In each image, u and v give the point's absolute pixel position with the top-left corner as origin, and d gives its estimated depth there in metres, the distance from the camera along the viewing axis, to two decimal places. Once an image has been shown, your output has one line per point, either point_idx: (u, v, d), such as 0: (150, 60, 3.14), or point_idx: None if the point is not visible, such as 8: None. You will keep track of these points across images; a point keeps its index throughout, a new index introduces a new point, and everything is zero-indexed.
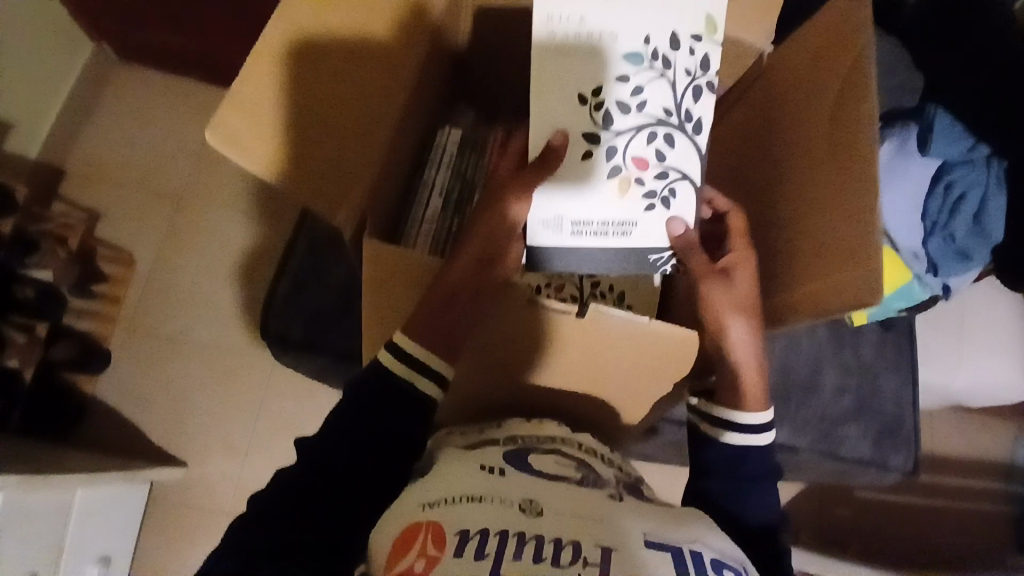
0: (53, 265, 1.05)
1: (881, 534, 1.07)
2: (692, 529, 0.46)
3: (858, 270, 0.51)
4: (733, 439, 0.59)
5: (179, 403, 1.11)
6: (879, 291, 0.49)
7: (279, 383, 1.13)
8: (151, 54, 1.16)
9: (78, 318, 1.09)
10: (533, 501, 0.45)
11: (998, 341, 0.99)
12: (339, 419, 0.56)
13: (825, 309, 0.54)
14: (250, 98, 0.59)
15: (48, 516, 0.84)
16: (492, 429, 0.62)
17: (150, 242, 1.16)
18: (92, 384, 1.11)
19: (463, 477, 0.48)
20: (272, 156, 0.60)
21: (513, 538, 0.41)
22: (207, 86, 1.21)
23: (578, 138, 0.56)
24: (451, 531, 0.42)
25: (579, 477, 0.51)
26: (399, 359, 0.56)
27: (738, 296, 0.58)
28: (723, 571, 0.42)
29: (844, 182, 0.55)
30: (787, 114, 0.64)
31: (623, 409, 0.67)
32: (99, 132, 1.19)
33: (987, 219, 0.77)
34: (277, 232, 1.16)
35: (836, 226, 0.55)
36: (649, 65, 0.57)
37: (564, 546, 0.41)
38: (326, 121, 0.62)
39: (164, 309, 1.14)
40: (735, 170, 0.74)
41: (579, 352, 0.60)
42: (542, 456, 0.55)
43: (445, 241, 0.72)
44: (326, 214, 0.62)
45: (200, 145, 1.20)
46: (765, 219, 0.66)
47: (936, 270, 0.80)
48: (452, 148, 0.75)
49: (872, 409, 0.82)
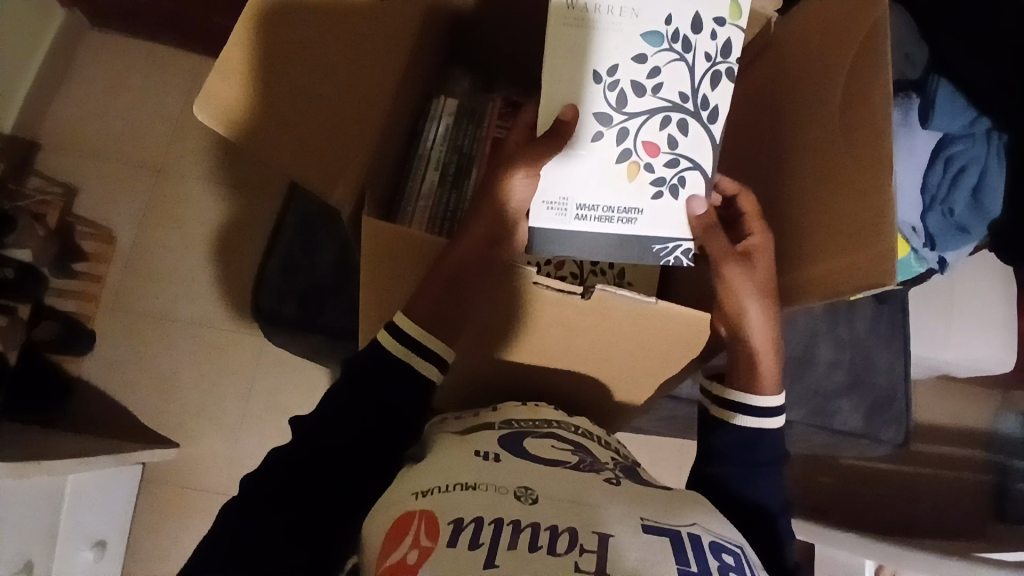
0: (31, 242, 1.03)
1: (869, 503, 1.10)
2: (690, 513, 0.46)
3: (872, 251, 0.51)
4: (744, 422, 0.59)
5: (168, 383, 1.10)
6: (892, 272, 0.49)
7: (271, 362, 1.11)
8: (126, 19, 1.11)
9: (62, 298, 1.08)
10: (528, 488, 0.45)
11: (988, 315, 1.01)
12: (335, 399, 0.56)
13: (835, 290, 0.53)
14: (241, 65, 0.56)
15: (40, 502, 0.83)
16: (487, 412, 0.62)
17: (131, 219, 1.13)
18: (77, 364, 1.08)
19: (458, 465, 0.48)
20: (265, 129, 0.58)
21: (508, 526, 0.40)
22: (187, 53, 1.17)
23: (589, 116, 0.55)
24: (445, 518, 0.42)
25: (576, 461, 0.51)
26: (396, 338, 0.57)
27: (749, 282, 0.58)
28: (722, 554, 0.42)
29: (857, 161, 0.54)
30: (798, 90, 0.63)
31: (621, 389, 0.67)
32: (74, 102, 1.15)
33: (985, 192, 0.78)
34: (264, 206, 1.12)
35: (848, 206, 0.54)
36: (667, 47, 0.55)
37: (560, 533, 0.40)
38: (319, 96, 0.60)
39: (150, 287, 1.11)
40: (740, 142, 0.72)
41: (579, 335, 0.59)
42: (539, 440, 0.54)
43: (443, 220, 0.70)
44: (322, 191, 0.59)
45: (180, 117, 1.15)
46: (773, 196, 0.65)
47: (933, 244, 0.81)
48: (448, 120, 0.73)
49: (864, 384, 0.83)
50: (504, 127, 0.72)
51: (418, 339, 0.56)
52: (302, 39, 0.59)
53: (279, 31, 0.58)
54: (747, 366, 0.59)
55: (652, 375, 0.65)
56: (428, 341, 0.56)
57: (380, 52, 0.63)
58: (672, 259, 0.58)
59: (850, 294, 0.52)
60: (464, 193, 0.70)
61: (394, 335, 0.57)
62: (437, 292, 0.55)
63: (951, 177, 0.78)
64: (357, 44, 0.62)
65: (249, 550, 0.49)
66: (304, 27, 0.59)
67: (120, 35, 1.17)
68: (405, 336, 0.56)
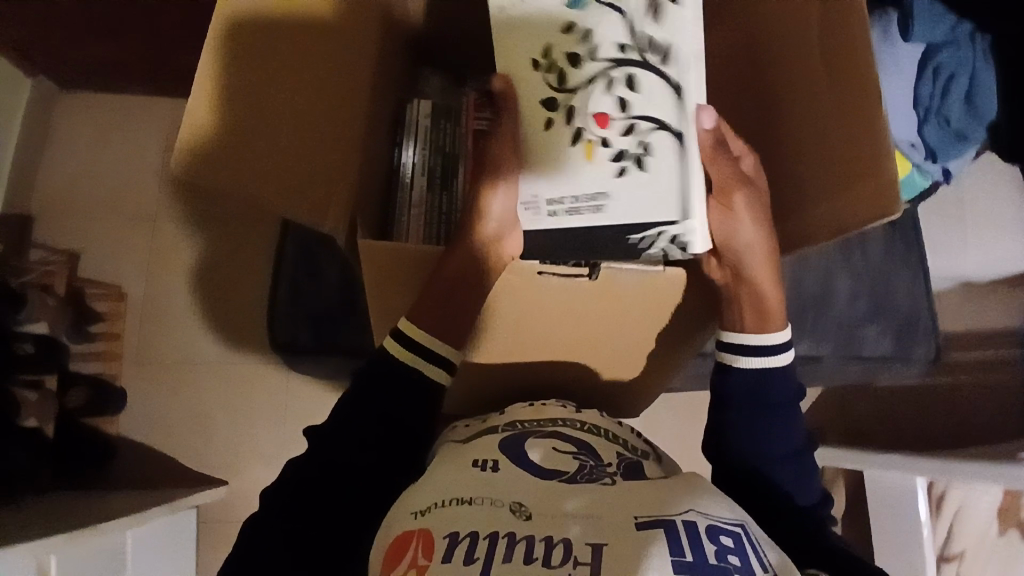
0: (45, 314, 1.03)
1: (908, 423, 1.09)
2: (685, 499, 0.48)
3: (875, 181, 0.50)
4: (747, 362, 0.61)
5: (203, 427, 1.12)
6: (896, 198, 0.49)
7: (298, 387, 1.12)
8: (92, 76, 1.11)
9: (82, 361, 1.08)
10: (522, 505, 0.47)
11: (1002, 216, 0.98)
12: (342, 409, 0.60)
13: (841, 227, 0.53)
14: (209, 106, 0.56)
15: (104, 563, 0.85)
16: (494, 416, 0.64)
17: (137, 273, 1.14)
18: (114, 423, 1.11)
19: (456, 478, 0.51)
20: (241, 168, 0.57)
21: (503, 539, 0.44)
22: (157, 99, 1.17)
23: (534, 98, 0.58)
24: (439, 534, 0.45)
25: (574, 470, 0.53)
26: (408, 348, 0.60)
27: (746, 221, 0.58)
28: (720, 536, 0.44)
29: (843, 93, 0.53)
30: (768, 30, 0.62)
31: (612, 369, 0.69)
32: (58, 168, 1.15)
33: (976, 96, 0.77)
34: (262, 236, 1.13)
35: (842, 137, 0.54)
36: (598, 13, 0.57)
37: (555, 545, 0.43)
38: (289, 122, 0.59)
39: (168, 335, 1.13)
40: (712, 93, 0.70)
41: (576, 319, 0.62)
42: (541, 441, 0.57)
43: (440, 224, 0.70)
44: (314, 222, 0.59)
45: (164, 163, 1.16)
46: (761, 141, 0.64)
47: (935, 156, 0.79)
48: (424, 121, 0.73)
49: (886, 309, 0.82)
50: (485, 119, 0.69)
51: (430, 344, 0.59)
52: (259, 68, 0.58)
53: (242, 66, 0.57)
54: (754, 309, 0.60)
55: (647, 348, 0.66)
56: (437, 347, 0.60)
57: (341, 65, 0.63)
58: (655, 250, 0.57)
59: (860, 227, 0.52)
60: (454, 194, 0.70)
61: (407, 348, 0.60)
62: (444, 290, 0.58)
63: (942, 86, 0.77)
64: (318, 69, 0.61)
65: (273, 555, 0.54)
66: (260, 56, 0.58)
67: (91, 92, 1.16)
68: (418, 348, 0.60)
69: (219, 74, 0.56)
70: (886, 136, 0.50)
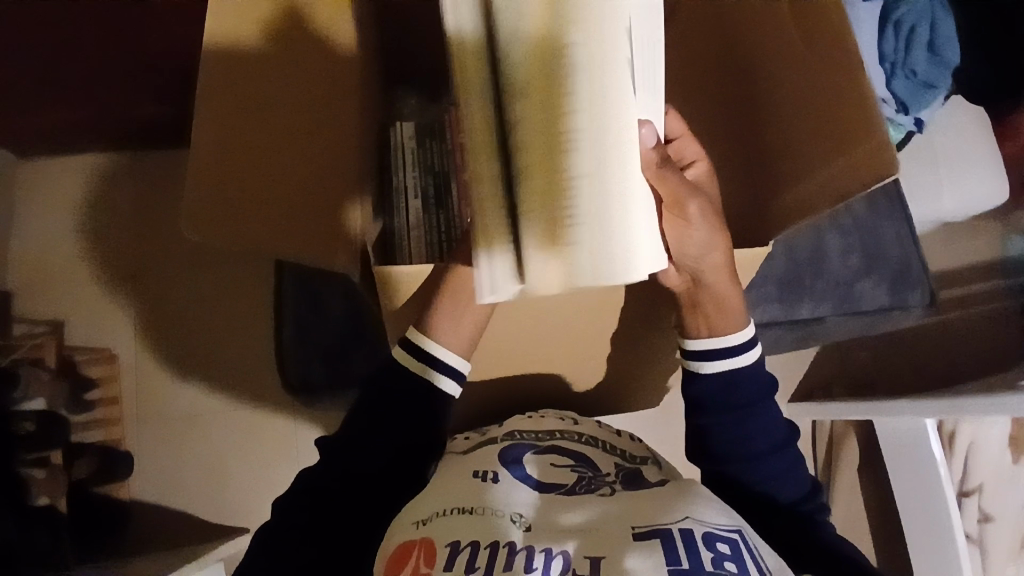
0: (42, 389, 1.03)
1: (913, 368, 1.11)
2: (681, 508, 0.51)
3: (871, 143, 0.50)
4: (710, 367, 0.62)
5: (216, 477, 1.09)
6: (893, 158, 0.48)
7: (306, 424, 1.10)
8: (49, 142, 1.09)
9: (86, 430, 1.07)
10: (523, 516, 0.51)
11: (973, 153, 0.93)
12: (352, 420, 0.63)
13: (841, 195, 0.53)
14: (212, 142, 0.56)
15: None
16: (493, 429, 0.68)
17: (126, 332, 1.12)
18: (126, 488, 1.08)
19: (462, 488, 0.54)
20: (244, 201, 0.57)
21: (504, 548, 0.46)
22: (119, 155, 1.15)
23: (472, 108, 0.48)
24: (442, 543, 0.47)
25: (573, 482, 0.58)
26: (410, 353, 0.62)
27: (698, 233, 0.56)
28: (715, 543, 0.47)
29: (824, 63, 0.55)
30: (747, 20, 0.66)
31: (575, 378, 0.76)
32: (28, 239, 1.13)
33: (939, 45, 0.80)
34: (249, 275, 1.13)
35: (833, 102, 0.54)
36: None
37: (555, 556, 0.45)
38: (293, 152, 0.60)
39: (167, 390, 1.11)
40: (702, 93, 0.76)
41: (553, 323, 0.65)
42: (540, 456, 0.61)
43: (438, 244, 0.69)
44: (324, 263, 0.59)
45: (136, 218, 1.14)
46: (767, 120, 0.66)
47: (906, 108, 0.82)
48: (411, 144, 0.74)
49: (878, 260, 0.85)
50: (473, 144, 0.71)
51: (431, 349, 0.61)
52: (251, 105, 0.59)
53: (243, 107, 0.59)
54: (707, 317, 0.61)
55: (613, 351, 0.72)
56: (447, 357, 0.62)
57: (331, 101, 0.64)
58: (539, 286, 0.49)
59: (860, 193, 0.51)
60: (451, 212, 0.69)
61: (413, 353, 0.62)
62: (449, 313, 0.59)
63: (904, 40, 0.79)
64: (306, 108, 0.62)
65: (287, 558, 0.58)
66: (251, 92, 0.59)
67: (51, 157, 1.14)
68: (426, 355, 0.62)
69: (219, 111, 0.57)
70: (870, 99, 0.51)
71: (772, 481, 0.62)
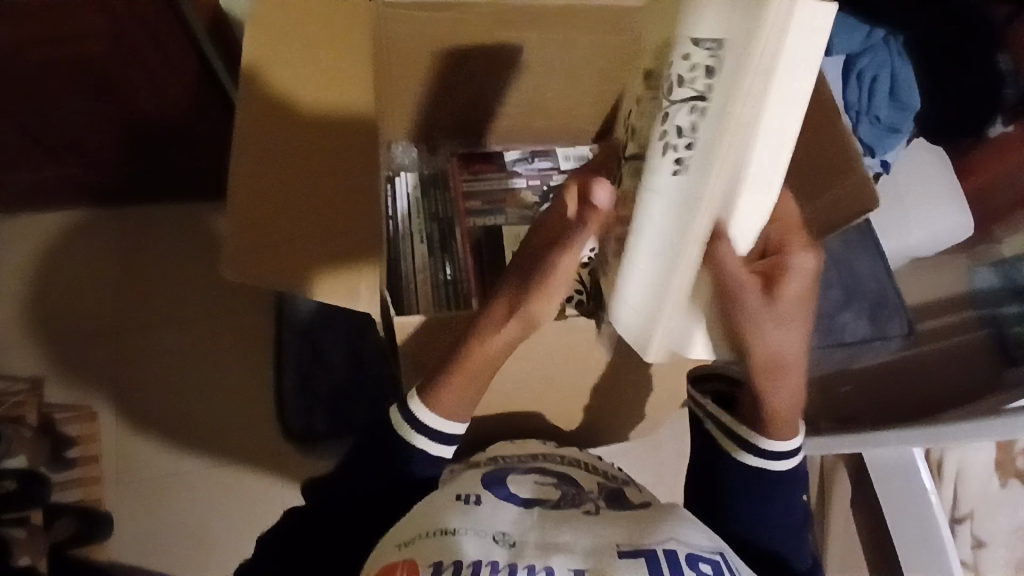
0: (21, 447, 1.04)
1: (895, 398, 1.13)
2: (664, 529, 0.51)
3: (851, 184, 0.60)
4: (746, 458, 0.63)
5: (196, 534, 1.05)
6: (875, 196, 0.59)
7: (293, 473, 1.07)
8: (35, 197, 1.10)
9: (64, 491, 1.03)
10: (507, 533, 0.50)
11: (936, 190, 0.97)
12: (352, 459, 0.63)
13: (832, 226, 0.62)
14: (245, 185, 0.60)
15: None
16: (477, 454, 0.69)
17: (105, 387, 1.09)
18: (106, 551, 1.04)
19: (442, 509, 0.53)
20: (250, 241, 0.58)
21: (487, 566, 0.46)
22: (104, 209, 1.16)
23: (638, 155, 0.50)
24: (426, 562, 0.47)
25: (558, 497, 0.58)
26: (410, 424, 0.61)
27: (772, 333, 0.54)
28: (698, 564, 0.47)
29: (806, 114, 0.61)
30: None
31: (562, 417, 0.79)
32: (5, 293, 1.12)
33: (900, 92, 0.88)
34: (237, 323, 1.13)
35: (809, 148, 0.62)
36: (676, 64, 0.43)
37: (539, 573, 0.46)
38: (311, 193, 0.60)
39: (145, 446, 1.07)
40: None
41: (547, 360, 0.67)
42: (523, 478, 0.61)
43: (447, 295, 0.72)
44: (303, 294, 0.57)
45: (119, 272, 1.14)
46: None
47: (873, 151, 0.90)
48: (415, 190, 0.81)
49: (857, 293, 0.88)
50: (476, 203, 0.79)
51: (441, 426, 0.61)
52: (283, 154, 0.61)
53: (277, 152, 0.61)
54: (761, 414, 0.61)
55: (608, 384, 0.74)
56: (449, 430, 0.62)
57: (351, 142, 0.62)
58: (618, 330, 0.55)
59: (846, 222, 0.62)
60: (455, 255, 0.74)
61: (423, 430, 0.61)
62: (463, 390, 0.60)
63: (867, 88, 0.88)
64: (328, 151, 0.61)
65: None
66: (285, 140, 0.61)
67: (34, 213, 1.15)
68: (434, 432, 0.61)
69: (255, 159, 0.61)
70: (848, 144, 0.59)
71: (763, 510, 0.62)
